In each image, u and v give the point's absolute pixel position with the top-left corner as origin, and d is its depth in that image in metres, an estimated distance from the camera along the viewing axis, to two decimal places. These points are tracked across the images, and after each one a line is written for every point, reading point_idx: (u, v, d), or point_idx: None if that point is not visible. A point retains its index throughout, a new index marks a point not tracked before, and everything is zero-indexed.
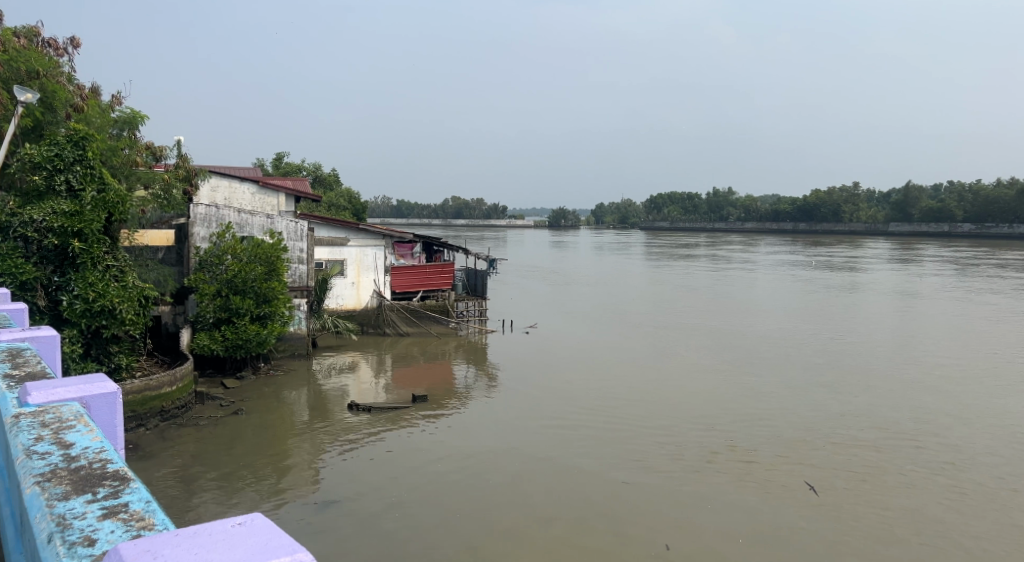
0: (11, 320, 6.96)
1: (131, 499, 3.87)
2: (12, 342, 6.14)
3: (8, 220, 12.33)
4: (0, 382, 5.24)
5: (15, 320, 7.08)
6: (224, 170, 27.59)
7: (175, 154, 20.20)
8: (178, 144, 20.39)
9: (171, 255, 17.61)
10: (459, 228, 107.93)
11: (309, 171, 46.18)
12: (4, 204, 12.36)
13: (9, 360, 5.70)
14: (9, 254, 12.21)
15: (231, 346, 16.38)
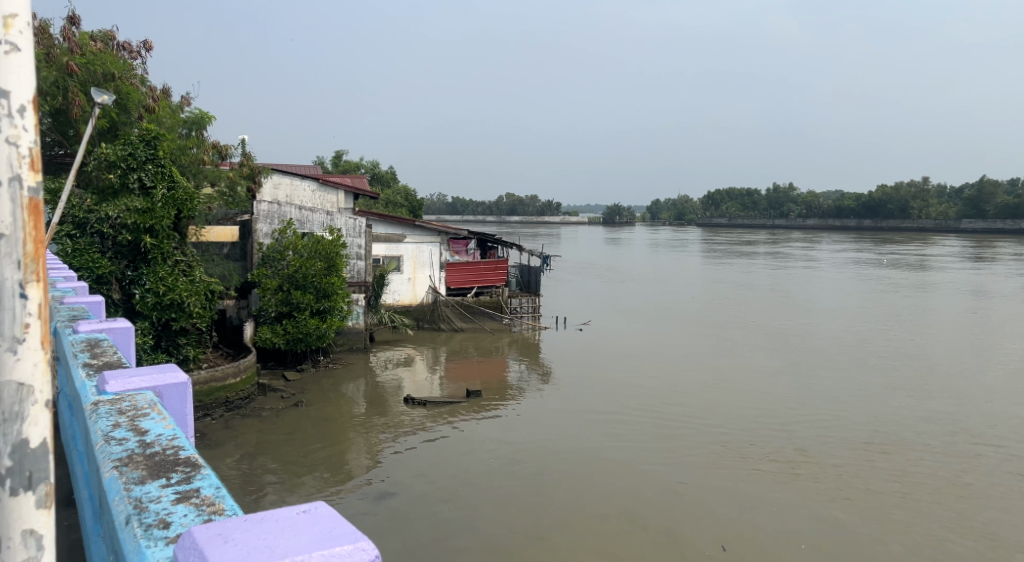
0: (89, 313, 7.29)
1: (202, 485, 4.06)
2: (90, 333, 6.45)
3: (85, 217, 12.88)
4: (80, 371, 5.53)
5: (92, 312, 7.42)
6: (284, 167, 28.26)
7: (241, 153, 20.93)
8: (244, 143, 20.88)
9: (236, 251, 18.12)
10: (515, 224, 108.21)
11: (367, 169, 46.98)
12: (81, 201, 12.93)
13: (87, 350, 6.00)
14: (86, 249, 12.85)
15: (292, 339, 16.79)
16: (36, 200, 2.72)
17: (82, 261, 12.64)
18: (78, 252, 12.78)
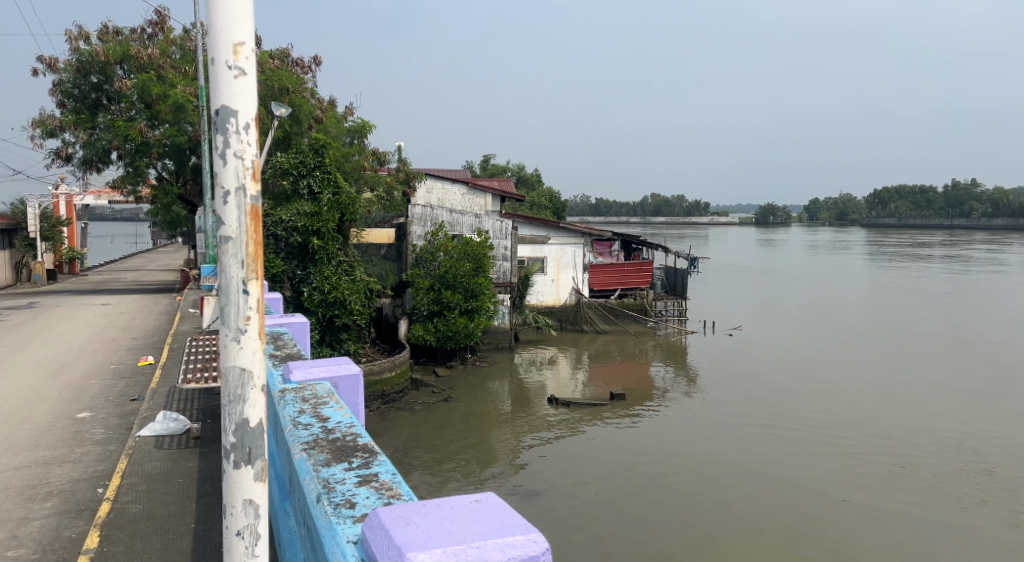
0: (270, 308, 7.94)
1: (379, 470, 4.32)
2: (272, 327, 7.02)
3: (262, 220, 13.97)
4: (267, 360, 6.07)
5: (273, 308, 8.06)
6: (438, 171, 29.32)
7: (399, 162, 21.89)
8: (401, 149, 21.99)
9: (392, 252, 19.00)
10: (659, 226, 106.74)
11: (512, 172, 47.97)
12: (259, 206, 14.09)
13: (271, 343, 6.56)
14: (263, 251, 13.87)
15: (442, 337, 17.43)
16: (256, 207, 3.05)
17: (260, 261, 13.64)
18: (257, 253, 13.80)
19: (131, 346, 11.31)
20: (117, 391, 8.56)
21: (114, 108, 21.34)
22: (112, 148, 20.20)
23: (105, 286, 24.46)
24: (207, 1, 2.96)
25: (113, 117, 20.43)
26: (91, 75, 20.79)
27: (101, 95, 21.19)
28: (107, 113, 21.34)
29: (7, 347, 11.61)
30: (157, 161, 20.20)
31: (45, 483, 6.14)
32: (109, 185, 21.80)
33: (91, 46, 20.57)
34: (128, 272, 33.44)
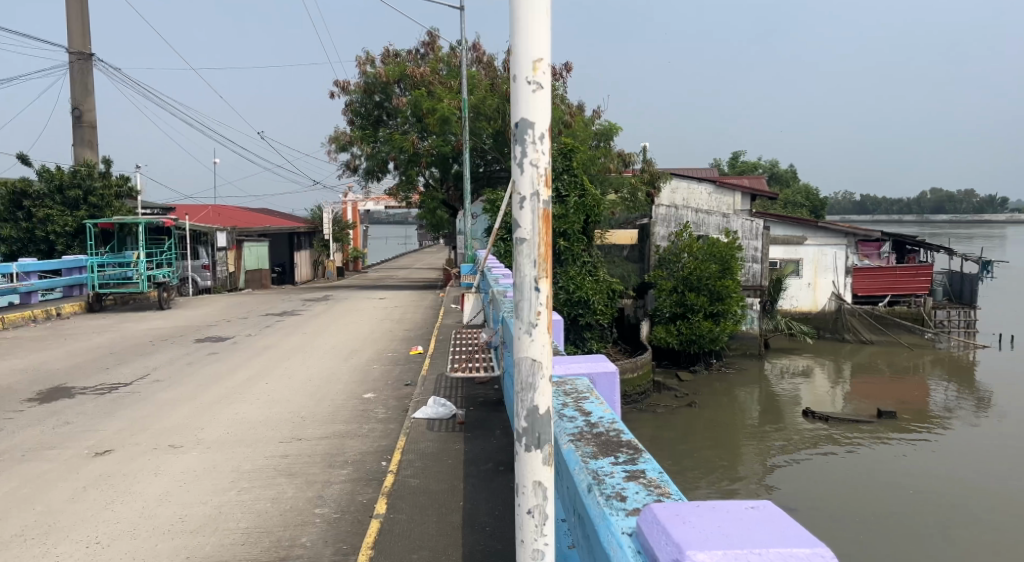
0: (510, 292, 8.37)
1: (647, 467, 4.04)
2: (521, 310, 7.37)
3: None
4: None
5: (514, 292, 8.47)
6: (690, 173, 28.95)
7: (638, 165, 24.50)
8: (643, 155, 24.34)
9: (634, 253, 19.07)
10: (928, 226, 97.25)
11: (766, 169, 46.32)
12: None
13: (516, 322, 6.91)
14: None
15: (684, 340, 17.28)
16: (548, 211, 3.27)
17: None
18: None
19: (405, 335, 12.55)
20: (394, 376, 9.44)
21: (392, 123, 24.77)
22: (389, 157, 23.47)
23: (382, 284, 27.20)
24: (512, 23, 3.21)
25: (390, 132, 23.89)
26: (374, 94, 24.36)
27: (381, 112, 24.72)
28: (386, 128, 24.78)
29: (308, 332, 13.37)
30: (426, 169, 23.25)
31: (341, 452, 7.03)
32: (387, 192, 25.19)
33: (375, 69, 24.17)
34: (400, 273, 36.95)
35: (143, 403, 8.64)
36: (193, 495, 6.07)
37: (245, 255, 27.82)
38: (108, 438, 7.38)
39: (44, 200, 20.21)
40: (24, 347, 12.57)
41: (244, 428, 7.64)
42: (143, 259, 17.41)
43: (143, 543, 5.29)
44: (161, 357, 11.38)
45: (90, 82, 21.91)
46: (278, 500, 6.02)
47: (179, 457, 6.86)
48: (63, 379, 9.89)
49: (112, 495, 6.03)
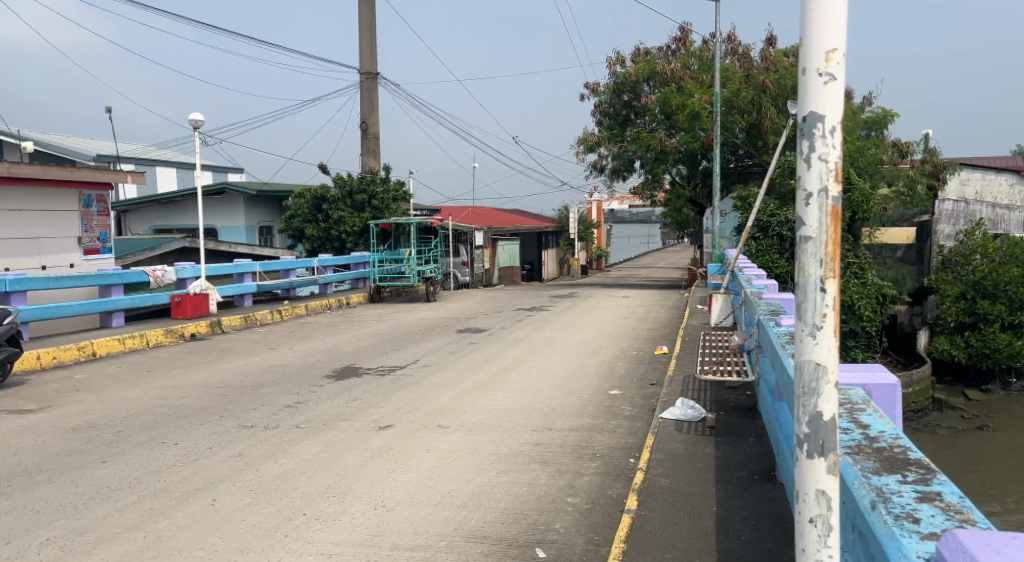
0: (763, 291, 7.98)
1: (943, 490, 3.58)
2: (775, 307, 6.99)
3: (769, 221, 16.38)
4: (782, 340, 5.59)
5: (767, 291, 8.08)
6: (982, 164, 30.54)
7: (922, 156, 25.77)
8: (928, 147, 25.55)
9: (912, 254, 19.92)
10: None
11: None
12: (767, 208, 16.50)
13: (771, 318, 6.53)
14: (767, 250, 16.25)
15: (974, 354, 16.92)
16: (838, 208, 3.05)
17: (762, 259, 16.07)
18: (762, 251, 16.27)
19: (650, 335, 12.65)
20: (641, 373, 9.79)
21: (639, 121, 25.89)
22: (636, 157, 24.82)
23: (624, 284, 27.51)
24: (805, 12, 3.05)
25: (639, 131, 25.09)
26: (623, 94, 25.61)
27: (629, 111, 25.91)
28: (633, 127, 26.00)
29: (557, 327, 13.85)
30: (676, 167, 24.61)
31: (590, 445, 7.15)
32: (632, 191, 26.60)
33: (624, 69, 25.27)
34: (642, 274, 37.12)
35: (414, 385, 9.43)
36: (458, 472, 6.47)
37: (500, 252, 29.52)
38: (388, 415, 8.15)
39: (338, 204, 22.74)
40: (317, 331, 14.26)
41: (501, 415, 8.09)
42: (414, 255, 19.58)
43: (419, 511, 5.71)
44: (428, 344, 12.36)
45: (376, 98, 24.15)
46: (533, 485, 6.22)
47: (447, 436, 7.39)
48: (349, 360, 11.10)
49: (393, 465, 6.61)
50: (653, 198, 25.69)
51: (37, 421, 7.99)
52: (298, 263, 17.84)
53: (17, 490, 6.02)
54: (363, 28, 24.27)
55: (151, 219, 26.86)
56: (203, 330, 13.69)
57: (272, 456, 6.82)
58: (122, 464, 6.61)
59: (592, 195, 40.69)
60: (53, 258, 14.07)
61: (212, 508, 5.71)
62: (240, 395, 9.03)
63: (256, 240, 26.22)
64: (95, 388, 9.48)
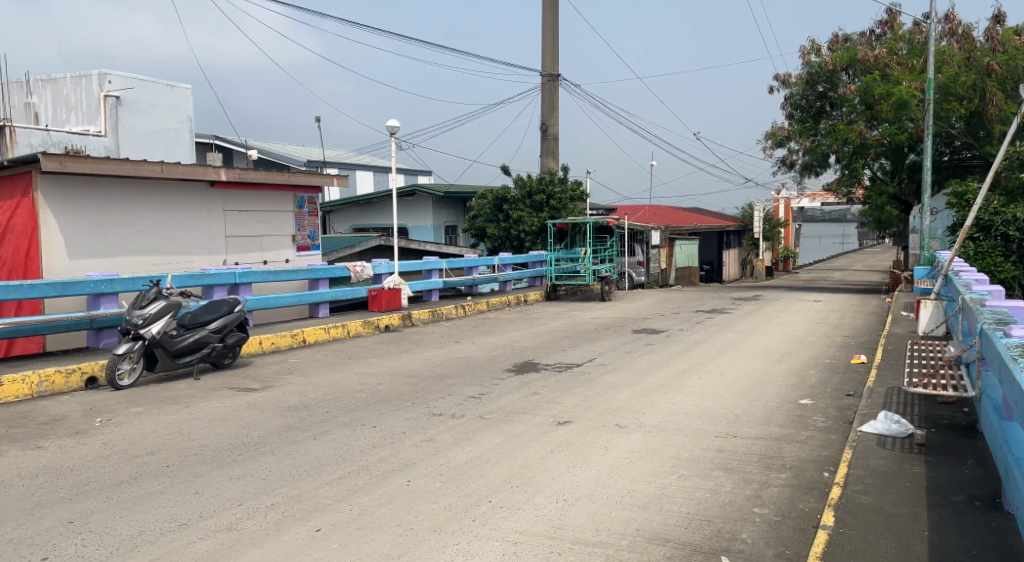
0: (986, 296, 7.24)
1: None
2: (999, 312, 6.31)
3: (992, 219, 14.79)
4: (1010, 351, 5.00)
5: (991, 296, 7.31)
6: None
7: None
8: None
9: None
10: None
11: None
12: (989, 205, 14.91)
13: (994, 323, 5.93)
14: (988, 252, 14.61)
15: None
16: None
17: (985, 263, 14.46)
18: (982, 254, 14.63)
19: (844, 343, 11.79)
20: (835, 384, 9.13)
21: (835, 113, 24.47)
22: (831, 152, 23.54)
23: (815, 288, 25.97)
24: None
25: (835, 123, 23.57)
26: (817, 85, 24.34)
27: (825, 103, 24.57)
28: (828, 119, 24.57)
29: (740, 330, 13.25)
30: (878, 161, 23.08)
31: (779, 456, 6.70)
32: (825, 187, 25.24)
33: (821, 58, 23.95)
34: (834, 278, 34.87)
35: (594, 383, 9.33)
36: (638, 473, 6.28)
37: (678, 252, 28.91)
38: (568, 411, 8.10)
39: (518, 204, 23.14)
40: (497, 326, 14.52)
41: (683, 418, 7.80)
42: (589, 254, 19.54)
43: (599, 508, 5.58)
44: (606, 344, 12.21)
45: (558, 99, 24.31)
46: (717, 492, 5.89)
47: (627, 436, 7.21)
48: (529, 355, 11.19)
49: (573, 460, 6.52)
50: (850, 195, 24.28)
51: (259, 398, 8.67)
52: (480, 260, 18.30)
53: (244, 459, 6.52)
54: (547, 28, 24.52)
55: (351, 218, 28.64)
56: (395, 322, 14.34)
57: (458, 444, 6.96)
58: (329, 442, 6.99)
59: (781, 193, 38.71)
60: (274, 254, 15.25)
61: (405, 489, 5.88)
62: (429, 384, 9.33)
63: (443, 239, 27.23)
64: (304, 371, 10.17)
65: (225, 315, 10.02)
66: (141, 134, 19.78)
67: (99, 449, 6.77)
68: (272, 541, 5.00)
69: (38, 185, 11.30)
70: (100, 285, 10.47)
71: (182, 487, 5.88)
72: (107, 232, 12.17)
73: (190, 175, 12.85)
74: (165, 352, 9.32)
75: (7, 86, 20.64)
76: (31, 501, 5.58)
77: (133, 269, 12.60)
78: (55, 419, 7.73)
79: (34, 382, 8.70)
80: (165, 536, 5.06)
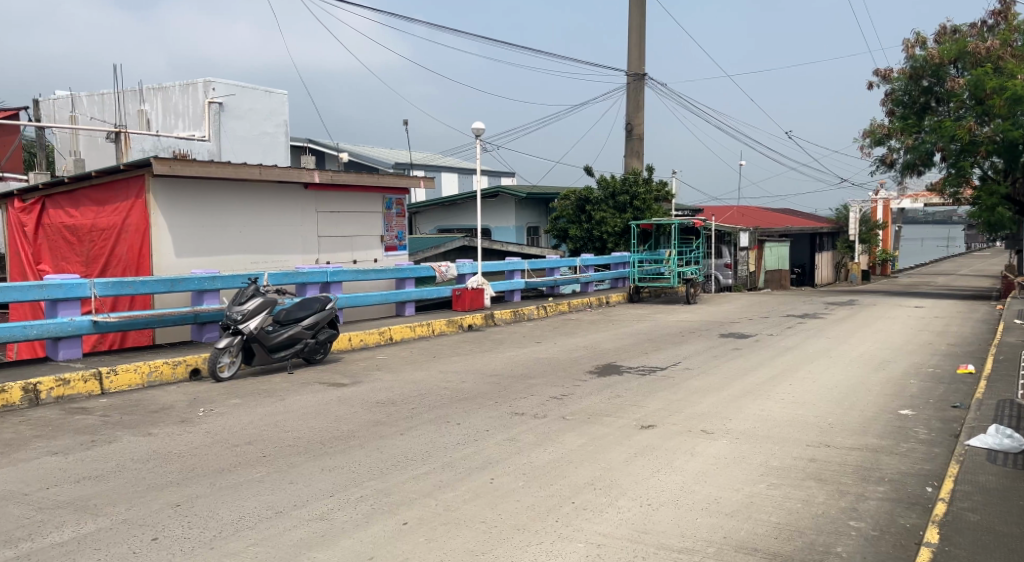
0: None
1: None
2: None
3: None
4: None
5: None
6: None
7: None
8: None
9: None
10: None
11: None
12: None
13: None
14: None
15: None
16: None
17: None
18: None
19: (948, 352, 11.19)
20: (938, 395, 8.67)
21: (941, 109, 23.34)
22: (936, 150, 22.51)
23: (915, 293, 24.80)
24: None
25: (941, 120, 22.49)
26: (922, 79, 23.29)
27: (930, 98, 23.48)
28: (933, 115, 23.48)
29: (834, 336, 12.75)
30: (988, 160, 21.88)
31: (876, 468, 6.38)
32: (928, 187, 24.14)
33: (927, 51, 22.89)
34: (937, 283, 33.25)
35: (679, 387, 9.13)
36: (726, 480, 6.09)
37: (767, 255, 28.09)
38: (652, 415, 7.94)
39: (601, 205, 22.98)
40: (580, 328, 14.41)
41: (773, 425, 7.54)
42: (674, 256, 19.22)
43: (685, 514, 5.43)
44: (691, 347, 11.95)
45: (643, 99, 23.99)
46: (810, 503, 5.64)
47: (714, 442, 7.02)
48: (611, 358, 11.05)
49: (659, 465, 6.38)
50: (957, 195, 23.17)
51: (350, 393, 8.83)
52: (563, 261, 18.23)
53: (335, 451, 6.64)
54: (634, 28, 24.24)
55: (437, 220, 29.00)
56: (479, 322, 14.42)
57: (541, 444, 6.91)
58: (416, 438, 7.05)
59: (879, 194, 37.16)
60: (363, 254, 15.56)
61: (490, 486, 5.87)
62: (512, 384, 9.31)
63: (525, 240, 27.28)
64: (392, 368, 10.32)
65: (317, 312, 10.26)
66: (240, 138, 20.62)
67: (203, 437, 7.02)
68: (361, 532, 5.05)
69: (149, 186, 11.86)
70: (203, 282, 10.90)
71: (279, 477, 6.02)
72: (209, 232, 12.63)
73: (286, 177, 13.26)
74: (261, 347, 9.61)
75: (122, 95, 21.60)
76: (141, 484, 5.82)
77: (233, 268, 13.04)
78: (163, 408, 8.07)
79: (144, 373, 9.10)
80: (262, 522, 5.19)
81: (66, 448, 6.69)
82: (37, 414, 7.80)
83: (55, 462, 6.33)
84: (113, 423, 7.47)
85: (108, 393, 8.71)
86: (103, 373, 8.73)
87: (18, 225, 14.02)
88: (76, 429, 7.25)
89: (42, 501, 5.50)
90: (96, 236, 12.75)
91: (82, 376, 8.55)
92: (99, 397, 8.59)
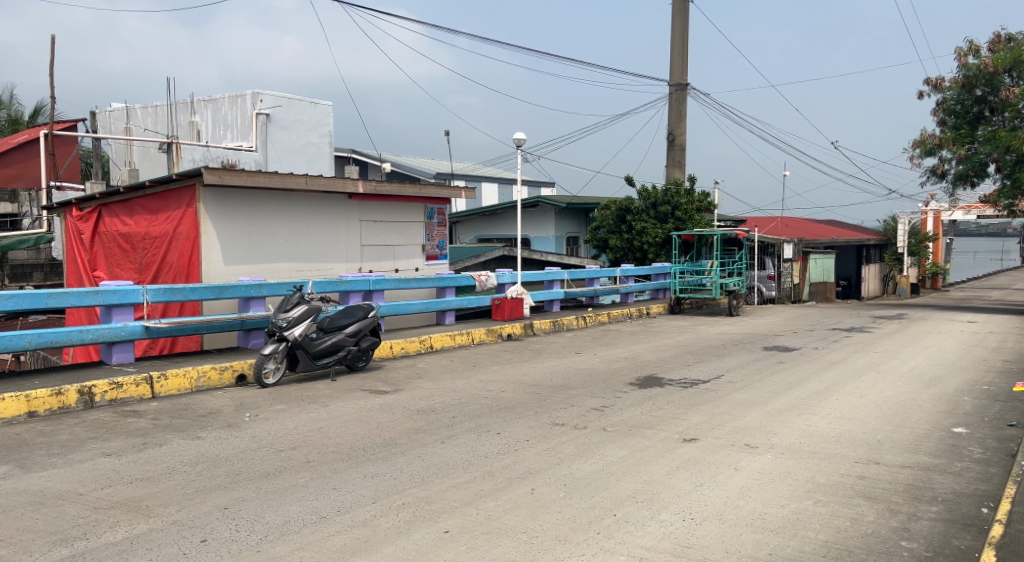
0: None
1: None
2: None
3: None
4: None
5: None
6: None
7: None
8: None
9: None
10: None
11: None
12: None
13: None
14: None
15: None
16: None
17: None
18: None
19: (1004, 370, 10.82)
20: (993, 413, 8.41)
21: (995, 118, 22.72)
22: (990, 161, 22.05)
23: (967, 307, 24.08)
24: None
25: (996, 129, 21.97)
26: (975, 88, 22.80)
27: (983, 108, 22.90)
28: (987, 124, 22.92)
29: (883, 351, 12.46)
30: None
31: (929, 487, 6.21)
32: (981, 199, 23.60)
33: (980, 59, 22.41)
34: (992, 298, 32.07)
35: (722, 401, 8.99)
36: (772, 496, 5.98)
37: (812, 266, 27.64)
38: (695, 428, 7.84)
39: (641, 215, 22.92)
40: (621, 339, 14.31)
41: (820, 440, 7.39)
42: (716, 268, 18.99)
43: (729, 529, 5.35)
44: (733, 360, 11.76)
45: (685, 109, 23.82)
46: (859, 521, 5.51)
47: (759, 457, 6.91)
48: (651, 370, 10.94)
49: (700, 479, 6.30)
50: (1012, 207, 22.59)
51: (391, 401, 8.89)
52: (603, 271, 18.16)
53: (378, 458, 6.69)
54: (675, 40, 24.11)
55: (476, 229, 29.15)
56: (518, 331, 14.38)
57: (582, 455, 6.87)
58: (456, 446, 7.07)
59: (929, 205, 36.33)
60: (405, 263, 15.70)
61: (530, 496, 5.86)
62: (551, 394, 9.28)
63: (564, 249, 27.26)
64: (433, 377, 10.35)
65: (361, 320, 10.33)
66: (286, 148, 20.99)
67: (249, 442, 7.13)
68: (404, 539, 5.07)
69: (200, 196, 12.11)
70: (250, 289, 11.12)
71: (323, 482, 6.08)
72: (257, 240, 12.86)
73: (330, 188, 13.43)
74: (305, 354, 9.75)
75: (173, 107, 22.11)
76: (191, 487, 5.92)
77: (278, 275, 13.25)
78: (211, 412, 8.20)
79: (193, 378, 9.27)
80: (307, 527, 5.24)
81: (119, 450, 6.83)
82: (91, 415, 8.00)
83: (107, 463, 6.46)
84: (163, 426, 7.62)
85: (159, 397, 8.88)
86: (154, 377, 8.91)
87: (74, 232, 14.36)
88: (129, 432, 7.41)
89: (96, 501, 5.63)
90: (148, 244, 13.04)
91: (133, 380, 8.74)
92: (150, 401, 8.77)
